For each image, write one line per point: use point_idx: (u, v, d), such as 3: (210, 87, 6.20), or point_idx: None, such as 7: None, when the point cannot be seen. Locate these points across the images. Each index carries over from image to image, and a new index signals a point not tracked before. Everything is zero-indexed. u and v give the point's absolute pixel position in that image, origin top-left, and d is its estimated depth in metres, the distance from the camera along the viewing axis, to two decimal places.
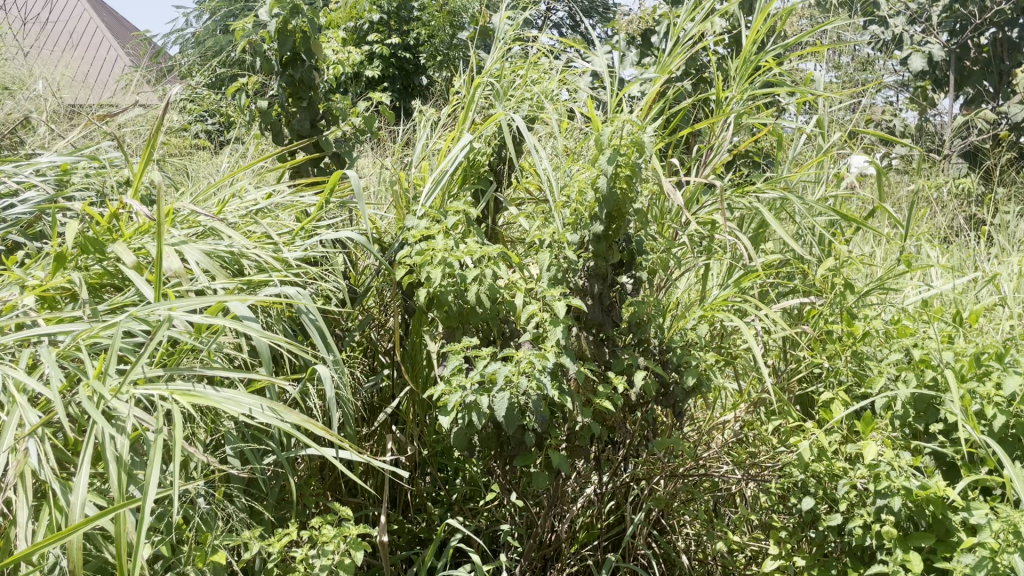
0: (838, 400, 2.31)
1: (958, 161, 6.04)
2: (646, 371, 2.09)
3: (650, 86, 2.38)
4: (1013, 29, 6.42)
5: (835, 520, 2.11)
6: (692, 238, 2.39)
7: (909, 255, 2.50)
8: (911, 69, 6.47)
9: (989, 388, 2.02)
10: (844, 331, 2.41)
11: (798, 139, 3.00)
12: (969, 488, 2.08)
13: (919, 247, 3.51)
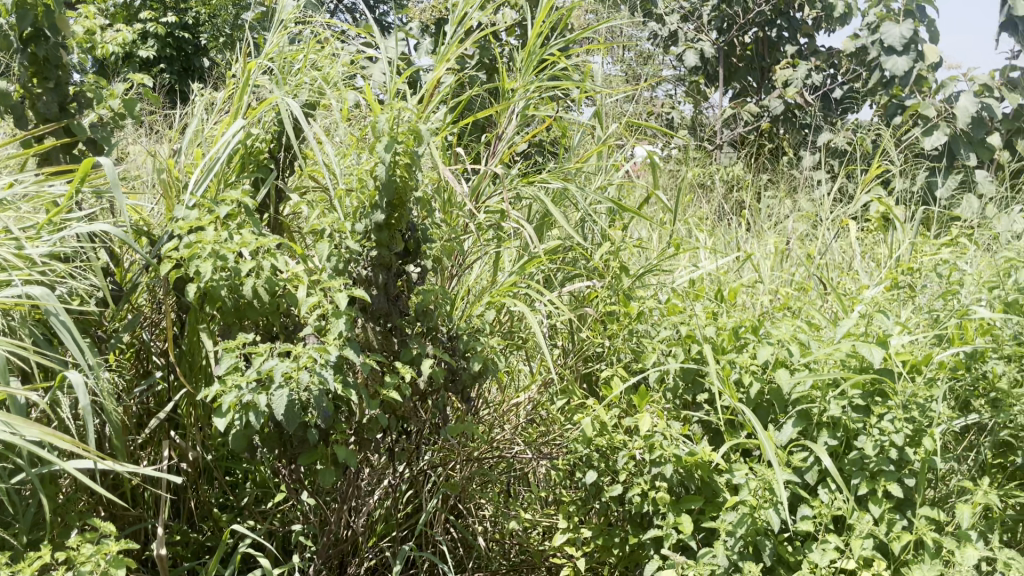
0: (618, 377, 2.43)
1: (727, 150, 6.58)
2: (434, 360, 2.08)
3: (431, 75, 2.38)
4: (772, 29, 7.03)
5: (615, 490, 2.24)
6: (479, 225, 2.41)
7: (679, 238, 2.68)
8: (685, 65, 6.96)
9: (746, 357, 2.20)
10: (622, 311, 2.54)
11: (580, 128, 3.11)
12: (732, 451, 2.27)
13: (692, 231, 3.79)
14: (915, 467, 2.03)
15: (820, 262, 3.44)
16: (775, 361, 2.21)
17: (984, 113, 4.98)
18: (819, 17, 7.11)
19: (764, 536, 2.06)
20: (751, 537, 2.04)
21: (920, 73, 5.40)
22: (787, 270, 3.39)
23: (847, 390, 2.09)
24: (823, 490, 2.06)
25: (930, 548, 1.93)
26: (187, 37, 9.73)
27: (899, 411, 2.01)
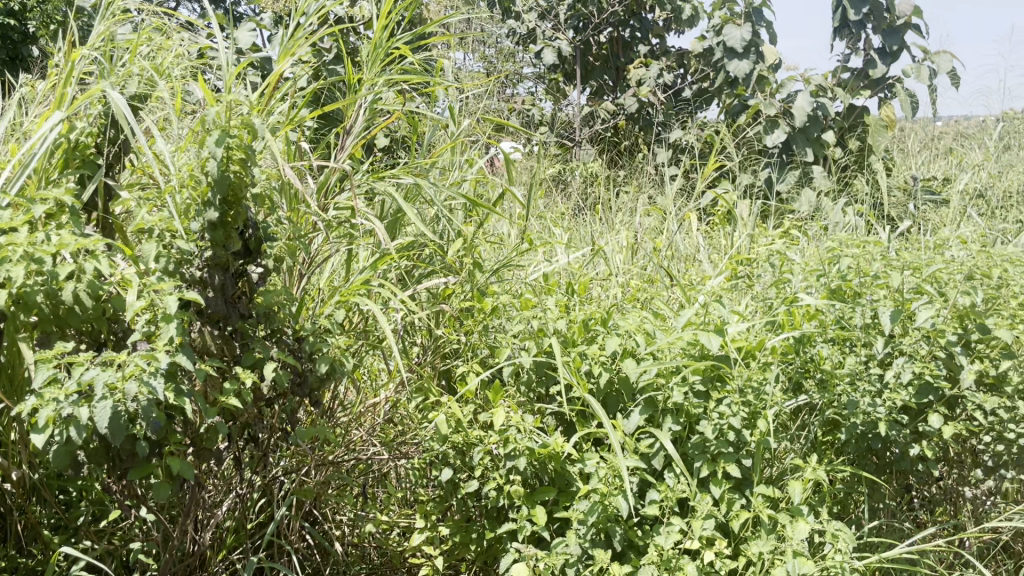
0: (472, 373, 2.43)
1: (585, 147, 6.75)
2: (278, 363, 2.01)
3: (273, 68, 2.30)
4: (625, 29, 7.23)
5: (471, 486, 2.25)
6: (328, 223, 2.34)
7: (532, 234, 2.70)
8: (543, 63, 7.07)
9: (595, 349, 2.26)
10: (476, 307, 2.54)
11: (431, 123, 3.08)
12: (583, 441, 2.31)
13: (546, 226, 3.86)
14: (751, 448, 2.14)
15: (667, 255, 3.56)
16: (622, 352, 2.27)
17: (820, 111, 5.29)
18: (668, 19, 7.37)
19: (614, 523, 2.11)
20: (601, 524, 2.09)
21: (761, 74, 5.68)
22: (637, 263, 3.50)
23: (688, 376, 2.18)
24: (669, 475, 2.13)
25: (766, 525, 2.03)
26: (13, 24, 9.06)
27: (736, 395, 2.12)
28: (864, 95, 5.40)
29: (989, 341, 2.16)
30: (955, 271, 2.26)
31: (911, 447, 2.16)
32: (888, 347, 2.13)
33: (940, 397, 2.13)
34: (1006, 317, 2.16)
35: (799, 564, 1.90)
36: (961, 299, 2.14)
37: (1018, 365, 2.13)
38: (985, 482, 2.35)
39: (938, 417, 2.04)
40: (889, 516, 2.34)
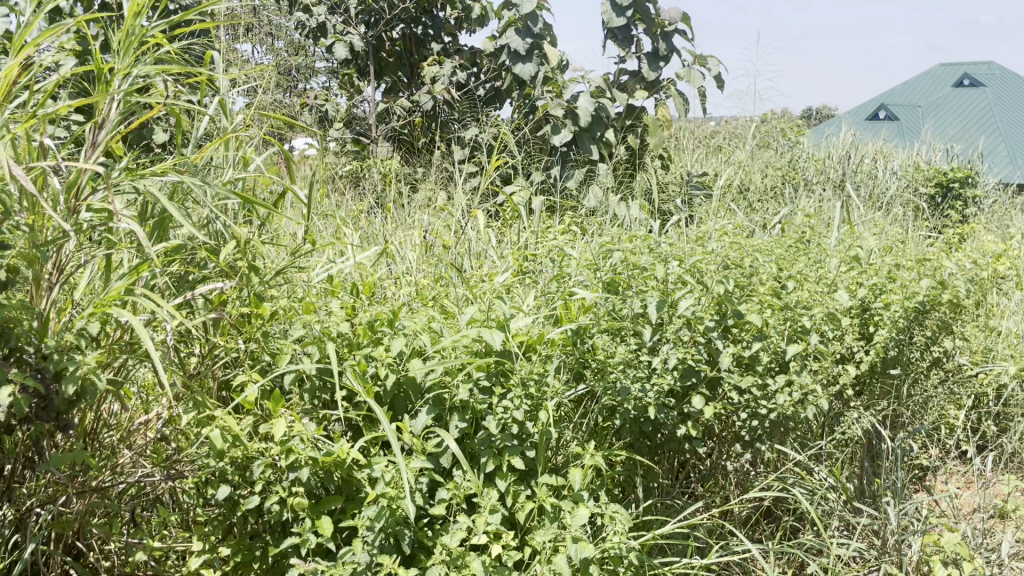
0: (250, 383, 2.30)
1: (381, 145, 6.67)
2: (18, 385, 1.80)
3: (7, 62, 1.95)
4: (417, 26, 7.16)
5: (251, 501, 2.14)
6: (77, 228, 2.12)
7: (312, 235, 2.59)
8: (335, 58, 6.90)
9: (379, 350, 2.19)
10: (253, 313, 2.40)
11: (201, 119, 2.88)
12: (370, 444, 2.25)
13: (336, 228, 3.76)
14: (535, 439, 2.18)
15: (458, 253, 3.58)
16: (407, 352, 2.23)
17: (601, 111, 5.54)
18: (459, 17, 7.42)
19: (403, 526, 2.08)
20: (390, 529, 2.06)
21: (547, 74, 5.84)
22: (429, 262, 3.48)
23: (473, 372, 2.18)
24: (456, 472, 2.13)
25: (549, 513, 2.08)
26: None
27: (518, 389, 2.14)
28: (640, 96, 5.71)
29: (742, 325, 2.34)
30: (711, 262, 2.43)
31: (678, 427, 2.29)
32: (656, 334, 2.24)
33: (702, 379, 2.28)
34: (756, 303, 2.34)
35: (580, 549, 1.96)
36: (716, 288, 2.29)
37: (767, 346, 2.32)
38: (743, 455, 2.56)
39: (700, 398, 2.18)
40: (663, 494, 2.49)
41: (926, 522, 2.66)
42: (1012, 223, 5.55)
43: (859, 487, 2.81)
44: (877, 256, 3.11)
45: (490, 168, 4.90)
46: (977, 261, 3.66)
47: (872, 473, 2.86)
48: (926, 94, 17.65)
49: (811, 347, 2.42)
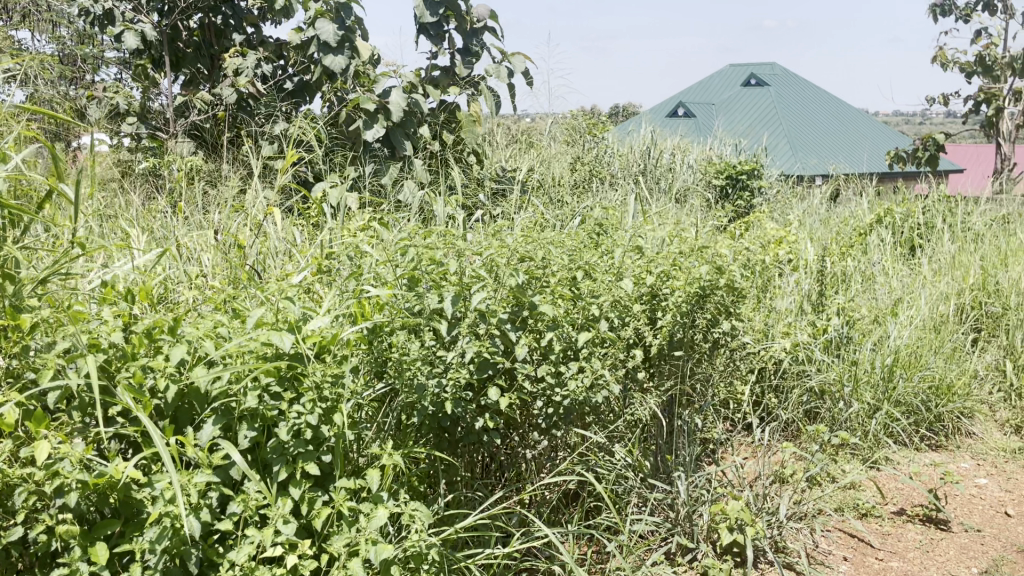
0: (8, 403, 2.06)
1: (181, 141, 6.25)
2: None
3: None
4: (216, 16, 6.76)
5: (13, 534, 1.93)
6: None
7: (80, 238, 2.35)
8: (125, 48, 6.37)
9: (157, 360, 2.02)
10: (10, 326, 2.15)
11: None
12: (151, 461, 2.10)
13: (121, 232, 3.47)
14: (330, 443, 2.11)
15: (256, 254, 3.41)
16: (189, 360, 2.07)
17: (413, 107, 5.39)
18: (262, 8, 7.09)
19: (189, 546, 1.96)
20: (174, 550, 1.93)
21: (357, 69, 5.69)
22: (226, 265, 3.30)
23: (261, 379, 2.04)
24: (246, 484, 2.02)
25: (346, 518, 2.04)
26: None
27: (312, 393, 2.05)
28: (452, 92, 5.69)
29: (537, 316, 2.39)
30: (505, 255, 2.46)
31: (476, 420, 2.31)
32: (452, 329, 2.23)
33: (497, 371, 2.30)
34: (549, 295, 2.39)
35: (378, 551, 1.92)
36: (509, 281, 2.32)
37: (560, 335, 2.39)
38: (543, 442, 2.61)
39: (495, 390, 2.20)
40: (465, 487, 2.51)
41: (713, 492, 2.84)
42: (791, 211, 6.04)
43: (654, 464, 2.95)
44: (667, 245, 3.28)
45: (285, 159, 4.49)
46: (757, 247, 3.95)
47: (665, 450, 3.02)
48: (719, 94, 18.93)
49: (600, 334, 2.54)
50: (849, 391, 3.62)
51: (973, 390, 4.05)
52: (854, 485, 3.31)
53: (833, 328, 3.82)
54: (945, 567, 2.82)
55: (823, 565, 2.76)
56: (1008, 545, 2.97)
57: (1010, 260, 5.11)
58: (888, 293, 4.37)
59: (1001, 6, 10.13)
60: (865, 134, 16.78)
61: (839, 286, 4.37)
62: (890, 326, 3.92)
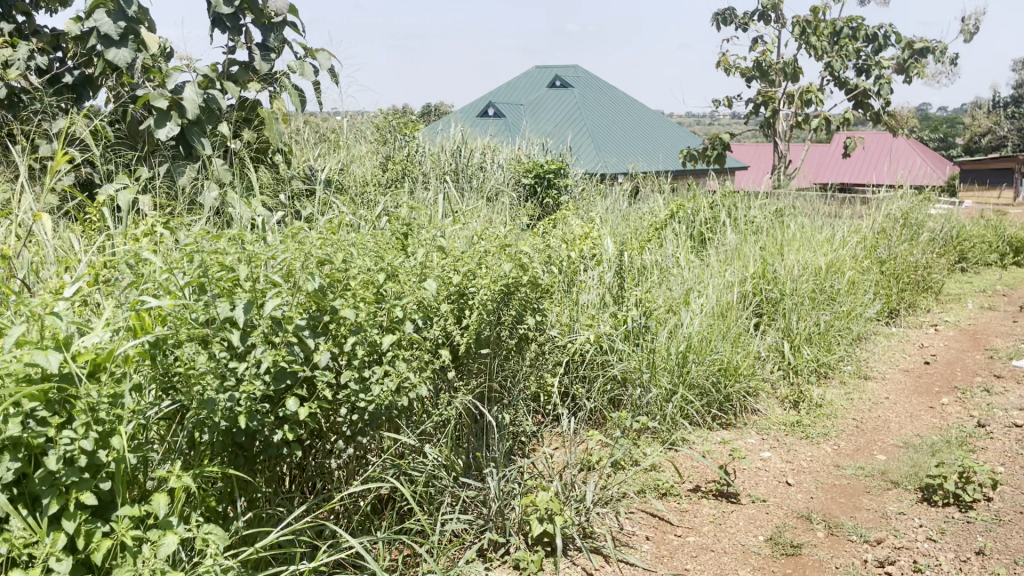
0: None
1: None
2: None
3: None
4: None
5: None
6: None
7: None
8: None
9: None
10: None
11: None
12: None
13: None
14: (110, 469, 1.93)
15: (23, 265, 3.06)
16: None
17: (210, 104, 4.96)
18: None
19: None
20: None
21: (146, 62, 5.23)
22: None
23: (25, 404, 1.81)
24: (10, 521, 1.80)
25: (130, 548, 1.88)
26: None
27: (86, 416, 1.86)
28: (253, 87, 5.33)
29: (338, 321, 2.32)
30: (302, 259, 2.37)
31: (275, 433, 2.20)
32: (245, 339, 2.11)
33: (296, 381, 2.21)
34: (350, 299, 2.32)
35: None
36: (307, 285, 2.23)
37: (364, 340, 2.34)
38: (346, 450, 2.59)
39: (294, 400, 2.11)
40: (266, 503, 2.41)
41: (524, 485, 2.89)
42: (594, 207, 6.28)
43: (466, 462, 2.97)
44: (473, 244, 3.29)
45: (56, 162, 3.58)
46: (560, 243, 4.06)
47: (478, 447, 3.04)
48: (526, 95, 19.38)
49: (405, 336, 2.51)
50: (647, 376, 3.83)
51: (757, 370, 4.39)
52: (654, 467, 3.50)
53: (632, 318, 4.01)
54: (735, 537, 3.03)
55: (627, 546, 2.89)
56: (788, 512, 3.24)
57: (785, 250, 5.59)
58: (681, 284, 4.63)
59: (774, 16, 11.07)
60: (661, 134, 17.83)
61: (638, 278, 4.60)
62: (683, 315, 4.16)
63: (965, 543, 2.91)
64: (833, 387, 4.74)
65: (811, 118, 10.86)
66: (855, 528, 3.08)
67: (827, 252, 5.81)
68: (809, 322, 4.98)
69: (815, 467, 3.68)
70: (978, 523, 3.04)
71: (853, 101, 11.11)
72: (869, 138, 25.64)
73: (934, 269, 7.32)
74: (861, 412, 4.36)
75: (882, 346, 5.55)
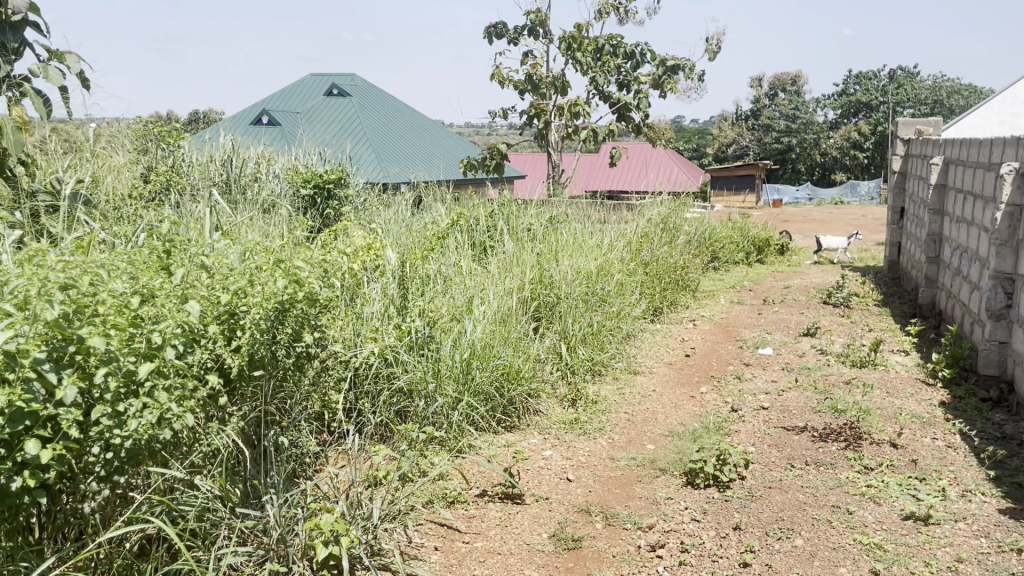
0: None
1: None
2: None
3: None
4: None
5: None
6: None
7: None
8: None
9: None
10: None
11: None
12: None
13: None
14: None
15: None
16: None
17: None
18: None
19: None
20: None
21: None
22: None
23: None
24: None
25: None
26: None
27: None
28: None
29: (86, 351, 2.12)
30: (40, 285, 2.15)
31: (13, 480, 1.97)
32: None
33: (36, 421, 1.99)
34: (98, 327, 2.12)
35: None
36: (45, 314, 2.01)
37: (117, 370, 2.15)
38: (103, 491, 2.38)
39: (33, 443, 1.90)
40: (6, 559, 2.15)
41: (307, 508, 2.79)
42: (376, 216, 6.22)
43: (243, 491, 2.81)
44: (244, 260, 3.14)
45: None
46: (341, 255, 3.98)
47: (256, 474, 2.91)
48: (302, 102, 18.86)
49: (166, 363, 2.33)
50: (434, 387, 3.87)
51: (537, 372, 4.55)
52: (442, 476, 3.53)
53: (416, 329, 3.99)
54: (520, 537, 3.11)
55: (416, 559, 2.89)
56: (569, 507, 3.38)
57: (560, 255, 5.85)
58: (464, 291, 4.69)
59: (542, 31, 11.57)
60: (440, 144, 18.07)
61: (421, 287, 4.61)
62: (466, 322, 4.21)
63: (725, 520, 3.17)
64: (607, 383, 5.03)
65: (580, 129, 11.46)
66: (630, 516, 3.27)
67: (598, 256, 6.15)
68: (583, 323, 5.25)
69: (593, 461, 3.87)
70: (734, 500, 3.33)
71: (616, 112, 11.86)
72: (633, 148, 27.50)
73: (692, 269, 7.98)
74: (632, 405, 4.65)
75: (649, 342, 5.96)
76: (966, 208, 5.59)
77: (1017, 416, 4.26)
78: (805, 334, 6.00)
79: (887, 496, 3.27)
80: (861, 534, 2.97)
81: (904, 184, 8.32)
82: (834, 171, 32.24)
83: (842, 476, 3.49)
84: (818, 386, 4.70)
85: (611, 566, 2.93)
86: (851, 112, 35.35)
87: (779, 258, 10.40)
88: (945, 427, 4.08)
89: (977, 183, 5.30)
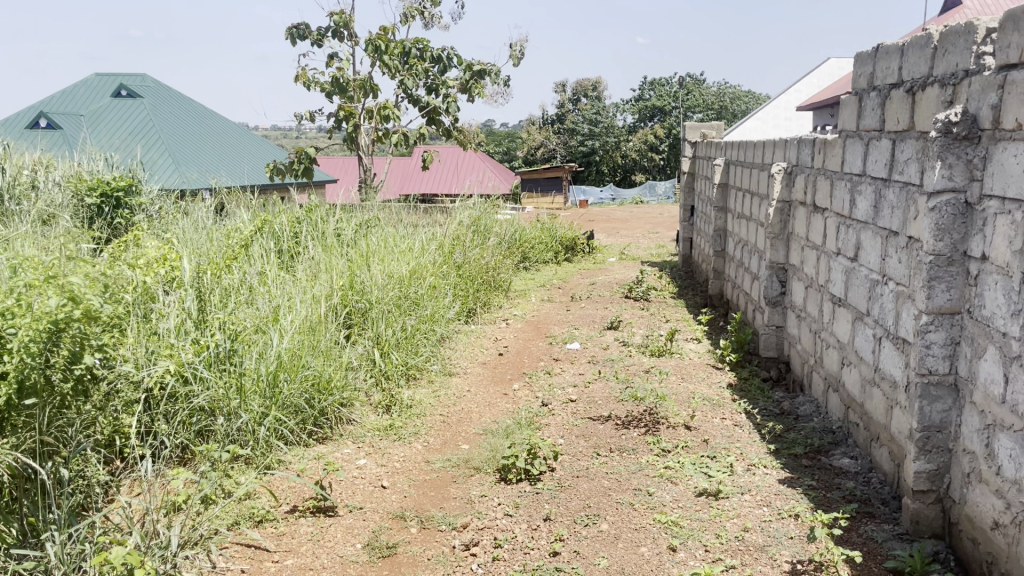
0: None
1: None
2: None
3: None
4: None
5: None
6: None
7: None
8: None
9: None
10: None
11: None
12: None
13: None
14: None
15: None
16: None
17: None
18: None
19: None
20: None
21: None
22: None
23: None
24: None
25: None
26: None
27: None
28: None
29: None
30: None
31: None
32: None
33: None
34: None
35: None
36: None
37: None
38: None
39: None
40: None
41: (96, 543, 2.59)
42: (173, 224, 5.87)
43: (20, 530, 2.58)
44: (13, 276, 2.89)
45: None
46: (129, 269, 3.73)
47: (34, 510, 2.67)
48: (87, 102, 17.53)
49: None
50: (237, 403, 3.71)
51: (349, 380, 4.48)
52: (249, 495, 3.39)
53: (216, 344, 3.80)
54: (333, 550, 3.05)
55: None
56: (383, 514, 3.35)
57: (370, 260, 5.76)
58: (269, 301, 4.52)
59: (346, 33, 11.39)
60: (244, 146, 17.41)
61: (223, 298, 4.40)
62: (272, 334, 4.06)
63: (535, 513, 3.26)
64: (422, 387, 5.03)
65: (391, 132, 11.39)
66: (445, 517, 3.29)
67: (410, 260, 6.12)
68: (396, 327, 5.21)
69: (407, 466, 3.86)
70: (544, 492, 3.44)
71: (425, 116, 11.88)
72: (446, 151, 27.70)
73: (503, 269, 8.15)
74: (447, 407, 4.68)
75: (462, 344, 6.02)
76: (746, 204, 6.07)
77: (793, 392, 4.70)
78: (609, 328, 6.29)
79: (682, 475, 3.49)
80: (659, 513, 3.15)
81: (694, 184, 8.93)
82: (636, 171, 34.04)
83: (642, 460, 3.70)
84: (620, 376, 4.95)
85: (425, 568, 2.94)
86: (649, 116, 37.49)
87: (586, 256, 10.84)
88: (732, 407, 4.43)
89: (754, 182, 5.79)
